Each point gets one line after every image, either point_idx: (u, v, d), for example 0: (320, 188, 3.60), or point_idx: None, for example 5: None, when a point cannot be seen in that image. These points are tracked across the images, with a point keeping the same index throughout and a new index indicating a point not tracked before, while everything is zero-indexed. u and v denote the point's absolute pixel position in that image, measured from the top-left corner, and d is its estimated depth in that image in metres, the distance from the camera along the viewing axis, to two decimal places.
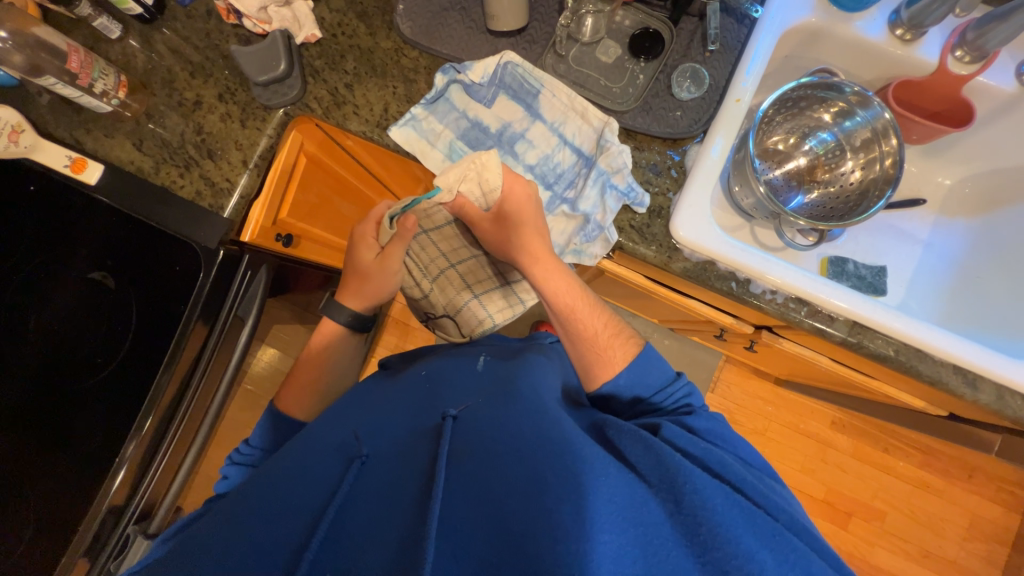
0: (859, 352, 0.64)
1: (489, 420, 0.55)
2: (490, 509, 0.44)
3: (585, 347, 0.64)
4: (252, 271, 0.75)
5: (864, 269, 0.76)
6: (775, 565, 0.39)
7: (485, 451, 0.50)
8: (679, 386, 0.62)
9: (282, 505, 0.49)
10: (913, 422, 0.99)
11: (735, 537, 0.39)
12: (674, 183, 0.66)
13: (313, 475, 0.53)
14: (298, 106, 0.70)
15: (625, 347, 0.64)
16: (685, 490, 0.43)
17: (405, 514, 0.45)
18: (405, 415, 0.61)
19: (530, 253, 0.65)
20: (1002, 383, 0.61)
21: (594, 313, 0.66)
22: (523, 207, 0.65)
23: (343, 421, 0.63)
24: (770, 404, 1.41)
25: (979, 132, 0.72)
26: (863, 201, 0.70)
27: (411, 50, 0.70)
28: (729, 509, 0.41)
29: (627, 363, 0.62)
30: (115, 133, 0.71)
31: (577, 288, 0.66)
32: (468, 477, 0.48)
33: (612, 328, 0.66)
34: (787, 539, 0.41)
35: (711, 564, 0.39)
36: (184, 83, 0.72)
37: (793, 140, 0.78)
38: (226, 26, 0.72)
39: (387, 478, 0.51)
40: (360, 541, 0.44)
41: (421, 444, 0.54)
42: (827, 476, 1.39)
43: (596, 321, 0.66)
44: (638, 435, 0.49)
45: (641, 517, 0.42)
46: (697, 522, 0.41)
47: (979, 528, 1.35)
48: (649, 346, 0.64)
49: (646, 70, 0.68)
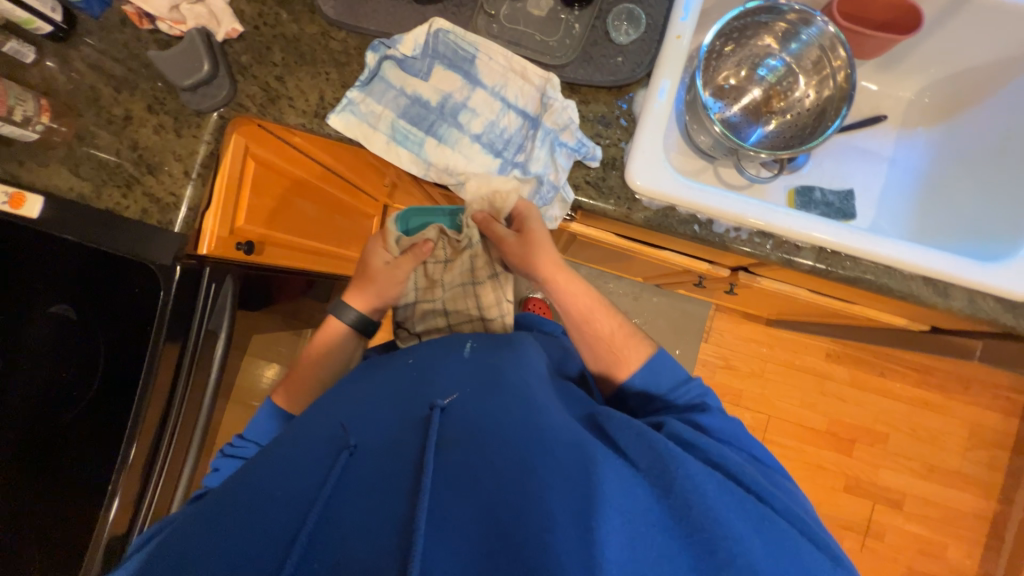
0: (830, 277, 0.64)
1: (479, 410, 0.53)
2: (477, 495, 0.45)
3: (602, 351, 0.68)
4: (217, 282, 0.74)
5: (832, 195, 0.75)
6: (762, 549, 0.41)
7: (474, 441, 0.49)
8: (694, 386, 0.63)
9: (262, 498, 0.48)
10: (901, 341, 1.00)
11: (727, 521, 0.42)
12: (625, 132, 0.64)
13: (298, 469, 0.51)
14: (232, 107, 0.67)
15: (636, 349, 0.67)
16: (677, 475, 0.44)
17: (394, 504, 0.45)
18: (388, 403, 0.59)
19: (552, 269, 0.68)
20: (972, 287, 0.60)
21: (609, 315, 0.69)
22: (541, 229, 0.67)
23: (327, 415, 0.60)
24: (764, 345, 1.42)
25: (932, 36, 0.70)
26: (822, 121, 0.69)
27: (338, 32, 0.67)
28: (722, 502, 0.43)
29: (642, 363, 0.65)
30: (48, 161, 0.68)
31: (592, 294, 0.70)
32: (456, 468, 0.47)
33: (625, 330, 0.68)
34: (768, 519, 0.43)
35: (700, 544, 0.41)
36: (111, 99, 0.69)
37: (744, 73, 0.75)
38: (142, 32, 0.69)
39: (376, 471, 0.49)
40: (350, 537, 0.44)
41: (408, 437, 0.52)
42: (829, 407, 1.41)
43: (610, 322, 0.69)
44: (631, 423, 0.50)
45: (630, 504, 0.43)
46: (688, 503, 0.42)
47: (980, 436, 1.38)
48: (663, 349, 0.66)
49: (582, 19, 0.65)
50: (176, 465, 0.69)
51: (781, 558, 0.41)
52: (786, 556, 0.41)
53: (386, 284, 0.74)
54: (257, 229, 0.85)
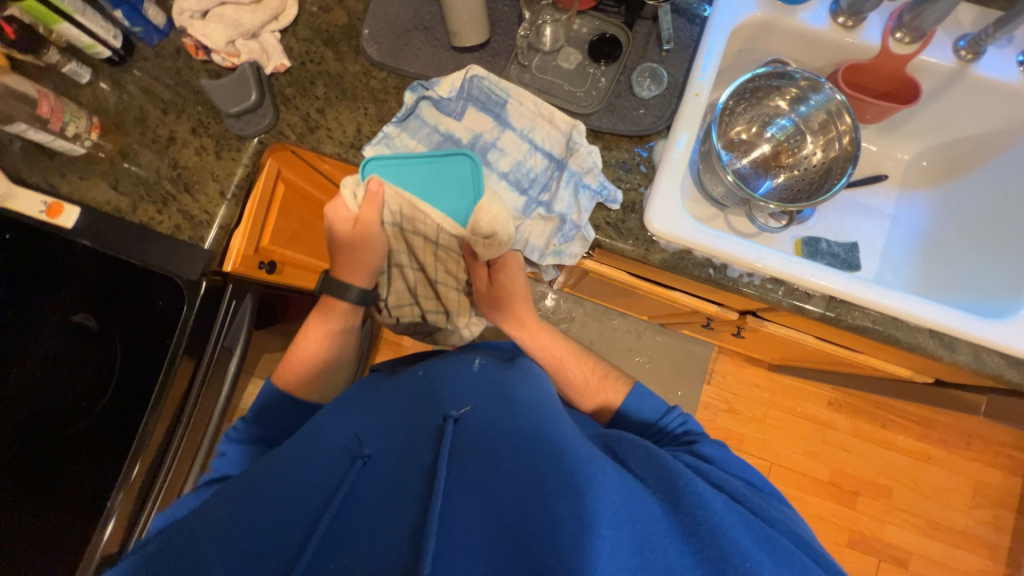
0: (840, 326, 0.66)
1: (492, 421, 0.52)
2: (491, 503, 0.43)
3: (578, 396, 0.71)
4: (237, 300, 0.75)
5: (838, 246, 0.78)
6: (772, 565, 0.38)
7: (486, 452, 0.48)
8: (674, 415, 0.65)
9: (276, 496, 0.47)
10: (903, 393, 1.01)
11: (734, 536, 0.39)
12: (644, 178, 0.68)
13: (311, 469, 0.50)
14: (272, 134, 0.71)
15: (614, 389, 0.70)
16: (683, 491, 0.43)
17: (408, 508, 0.44)
18: (403, 413, 0.59)
19: (518, 320, 0.75)
20: (977, 342, 0.62)
21: (579, 361, 0.74)
22: (513, 281, 0.73)
23: (343, 420, 0.60)
24: (766, 390, 1.42)
25: (928, 106, 0.76)
26: (827, 178, 0.73)
27: (380, 71, 0.72)
28: (726, 513, 0.41)
29: (621, 400, 0.69)
30: (90, 175, 0.70)
31: (561, 341, 0.76)
32: (471, 474, 0.46)
33: (599, 372, 0.73)
34: (777, 538, 0.41)
35: (710, 561, 0.38)
36: (157, 121, 0.72)
37: (755, 129, 0.80)
38: (195, 62, 0.74)
39: (391, 478, 0.49)
40: (363, 537, 0.43)
41: (422, 442, 0.52)
42: (832, 457, 1.39)
43: (583, 368, 0.73)
44: (638, 444, 0.50)
45: (637, 516, 0.41)
46: (695, 519, 0.41)
47: (984, 495, 1.36)
48: (639, 384, 0.70)
49: (607, 73, 0.71)
50: (175, 485, 0.69)
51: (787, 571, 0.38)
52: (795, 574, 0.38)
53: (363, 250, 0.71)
54: (280, 249, 0.87)
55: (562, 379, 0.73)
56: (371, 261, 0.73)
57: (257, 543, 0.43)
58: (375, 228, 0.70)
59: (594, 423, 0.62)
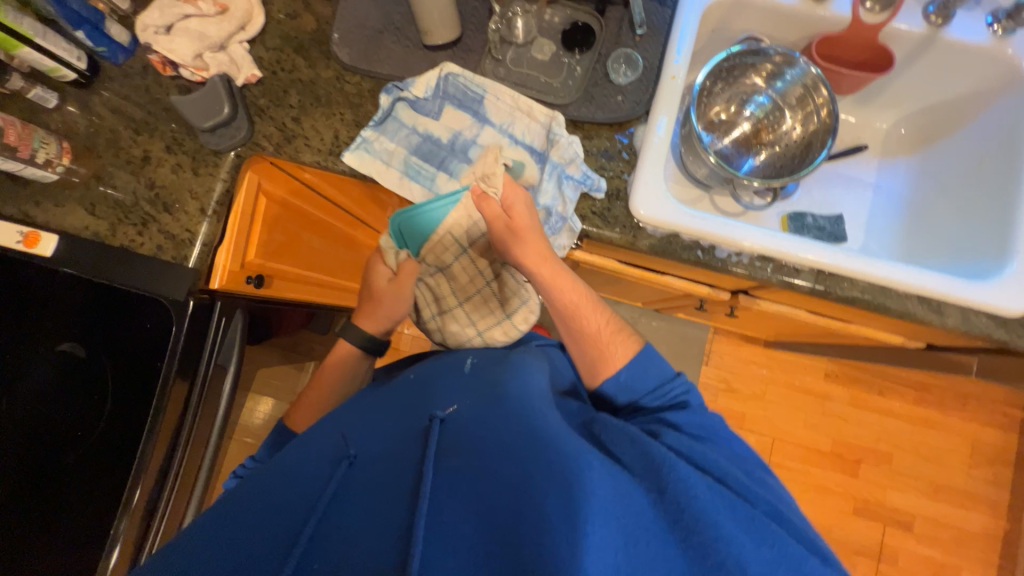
0: (829, 297, 0.66)
1: (479, 419, 0.52)
2: (480, 502, 0.43)
3: (589, 346, 0.63)
4: (227, 317, 0.74)
5: (823, 220, 0.79)
6: (753, 547, 0.39)
7: (473, 450, 0.48)
8: (679, 383, 0.60)
9: (268, 507, 0.47)
10: (897, 359, 1.02)
11: (716, 520, 0.40)
12: (627, 165, 0.68)
13: (300, 478, 0.50)
14: (248, 146, 0.70)
15: (625, 343, 0.62)
16: (668, 479, 0.43)
17: (395, 511, 0.43)
18: (392, 414, 0.58)
19: (538, 255, 0.61)
20: (964, 305, 0.63)
21: (598, 310, 0.64)
22: (528, 215, 0.62)
23: (331, 428, 0.59)
24: (764, 367, 1.44)
25: (902, 74, 0.76)
26: (809, 152, 0.73)
27: (353, 75, 0.71)
28: (709, 496, 0.42)
29: (628, 360, 0.61)
30: (66, 201, 0.69)
31: (580, 285, 0.64)
32: (457, 473, 0.45)
33: (614, 326, 0.64)
34: (760, 518, 0.42)
35: (693, 547, 0.39)
36: (130, 141, 0.71)
37: (734, 108, 0.80)
38: (164, 78, 0.72)
39: (376, 478, 0.48)
40: (349, 540, 0.42)
41: (409, 444, 0.51)
42: (832, 428, 1.41)
43: (599, 318, 0.63)
44: (624, 430, 0.50)
45: (623, 507, 0.41)
46: (679, 507, 0.41)
47: (981, 453, 1.39)
48: (650, 344, 0.63)
49: (582, 62, 0.70)
50: (178, 507, 0.68)
51: (769, 553, 0.39)
52: (777, 552, 0.40)
53: (392, 303, 0.74)
54: (266, 263, 0.86)
55: (571, 326, 0.64)
56: (393, 312, 0.75)
57: (248, 555, 0.42)
58: (409, 288, 0.74)
59: (582, 407, 0.59)
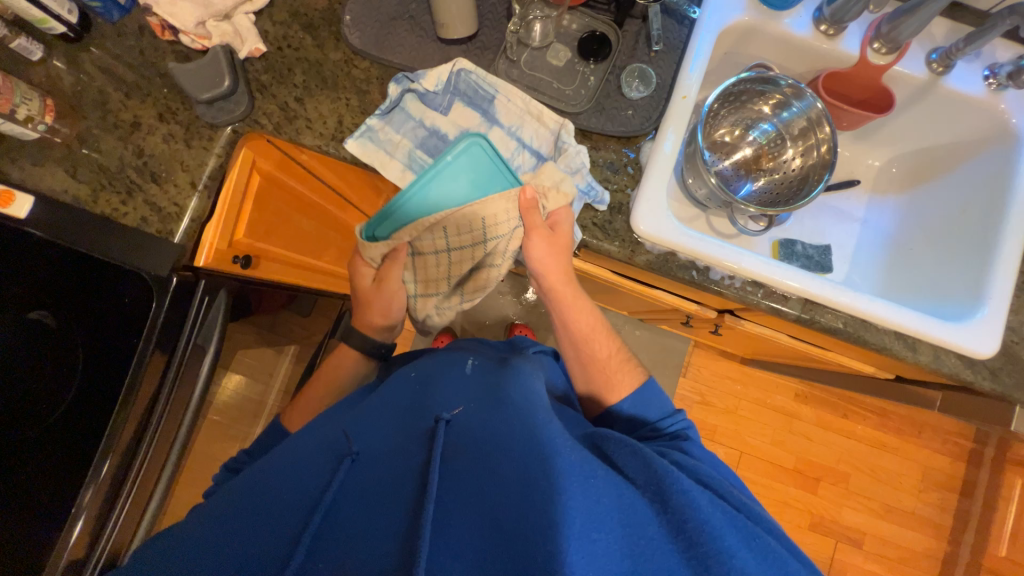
0: (813, 326, 0.69)
1: (483, 424, 0.51)
2: (484, 505, 0.43)
3: (595, 371, 0.69)
4: (210, 296, 0.70)
5: (812, 249, 0.81)
6: (755, 565, 0.39)
7: (477, 452, 0.48)
8: (678, 420, 0.63)
9: (256, 507, 0.46)
10: (865, 386, 1.07)
11: (719, 535, 0.40)
12: (632, 179, 0.68)
13: (296, 474, 0.49)
14: (247, 123, 0.68)
15: (630, 375, 0.68)
16: (671, 491, 0.42)
17: (397, 515, 0.43)
18: (391, 413, 0.57)
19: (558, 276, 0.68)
20: (937, 345, 0.67)
21: (607, 338, 0.71)
22: (567, 230, 0.66)
23: (328, 423, 0.58)
24: (739, 382, 1.48)
25: (899, 116, 0.79)
26: (804, 185, 0.75)
27: (362, 60, 0.69)
28: (714, 512, 0.41)
29: (628, 392, 0.66)
30: (45, 161, 0.66)
31: (597, 319, 0.72)
32: (462, 482, 0.45)
33: (620, 355, 0.71)
34: (761, 534, 0.41)
35: (696, 560, 0.39)
36: (119, 104, 0.68)
37: (738, 132, 0.82)
38: (160, 42, 0.69)
39: (378, 480, 0.48)
40: (351, 542, 0.42)
41: (411, 446, 0.50)
42: (797, 446, 1.46)
43: (608, 346, 0.71)
44: (625, 441, 0.49)
45: (626, 517, 0.41)
46: (682, 519, 0.41)
47: (932, 479, 1.46)
48: (653, 380, 0.68)
49: (596, 72, 0.70)
50: (145, 490, 0.65)
51: (770, 568, 0.40)
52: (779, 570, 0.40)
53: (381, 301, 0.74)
54: (256, 242, 0.84)
55: (584, 351, 0.71)
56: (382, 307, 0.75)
57: (235, 562, 0.42)
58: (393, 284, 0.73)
59: (580, 419, 0.60)
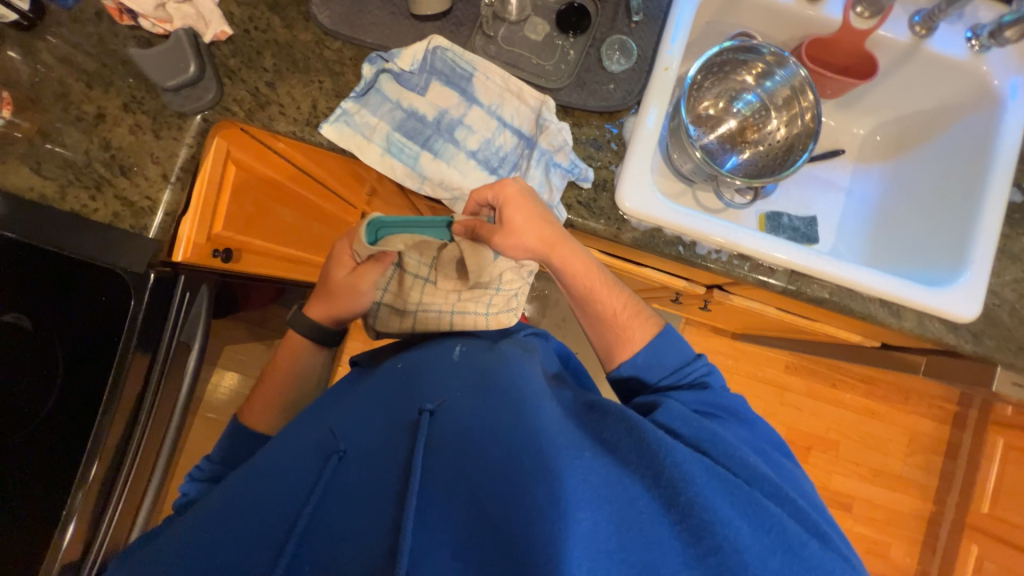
0: (800, 297, 0.69)
1: (469, 413, 0.51)
2: (472, 492, 0.43)
3: (605, 329, 0.63)
4: (191, 293, 0.70)
5: (798, 220, 0.81)
6: (749, 530, 0.40)
7: (463, 442, 0.47)
8: (699, 366, 0.60)
9: (240, 508, 0.46)
10: (851, 356, 1.09)
11: (712, 505, 0.40)
12: (615, 155, 0.67)
13: (283, 474, 0.49)
14: (217, 110, 0.65)
15: (645, 326, 0.62)
16: (664, 464, 0.42)
17: (384, 505, 0.43)
18: (377, 406, 0.57)
19: (544, 242, 0.59)
20: (920, 309, 0.67)
21: (612, 292, 0.63)
22: (519, 212, 0.57)
23: (317, 422, 0.58)
24: (730, 357, 1.50)
25: (884, 81, 0.78)
26: (789, 155, 0.75)
27: (333, 41, 0.66)
28: (706, 480, 0.42)
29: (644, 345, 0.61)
30: (6, 157, 0.63)
31: (594, 267, 0.62)
32: (448, 470, 0.45)
33: (631, 308, 0.63)
34: (753, 497, 0.42)
35: (688, 531, 0.40)
36: (81, 95, 0.65)
37: (722, 104, 0.80)
38: (120, 28, 0.66)
39: (366, 475, 0.47)
40: (338, 537, 0.42)
41: (398, 438, 0.50)
42: (788, 416, 1.49)
43: (614, 299, 0.63)
44: (621, 417, 0.47)
45: (615, 494, 0.41)
46: (675, 492, 0.41)
47: (918, 442, 1.50)
48: (670, 328, 0.62)
49: (576, 45, 0.68)
50: (136, 488, 0.65)
51: (766, 538, 0.40)
52: (775, 536, 0.40)
53: (349, 299, 0.69)
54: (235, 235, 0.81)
55: (591, 311, 0.64)
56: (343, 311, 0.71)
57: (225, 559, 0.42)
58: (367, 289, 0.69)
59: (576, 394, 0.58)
